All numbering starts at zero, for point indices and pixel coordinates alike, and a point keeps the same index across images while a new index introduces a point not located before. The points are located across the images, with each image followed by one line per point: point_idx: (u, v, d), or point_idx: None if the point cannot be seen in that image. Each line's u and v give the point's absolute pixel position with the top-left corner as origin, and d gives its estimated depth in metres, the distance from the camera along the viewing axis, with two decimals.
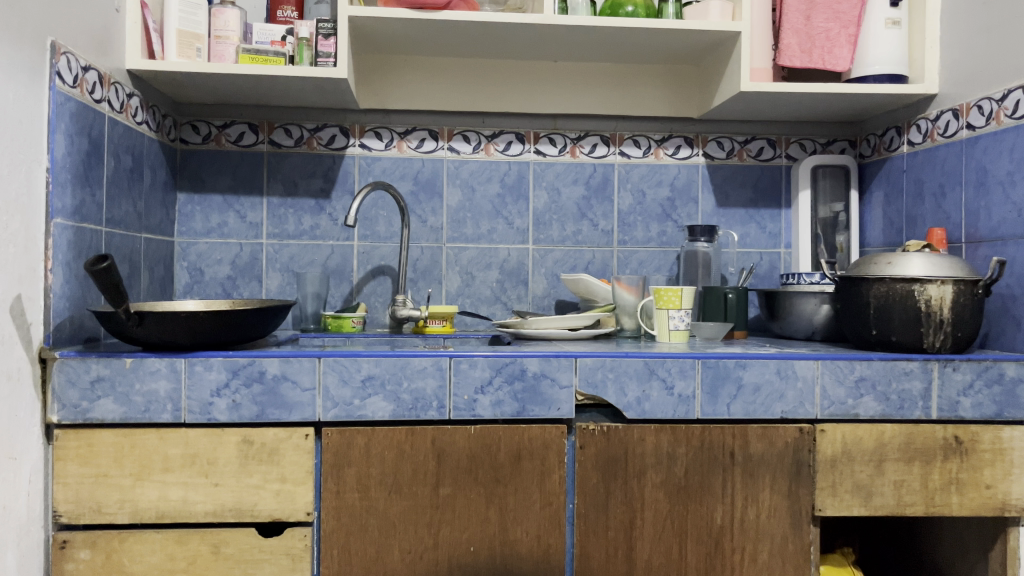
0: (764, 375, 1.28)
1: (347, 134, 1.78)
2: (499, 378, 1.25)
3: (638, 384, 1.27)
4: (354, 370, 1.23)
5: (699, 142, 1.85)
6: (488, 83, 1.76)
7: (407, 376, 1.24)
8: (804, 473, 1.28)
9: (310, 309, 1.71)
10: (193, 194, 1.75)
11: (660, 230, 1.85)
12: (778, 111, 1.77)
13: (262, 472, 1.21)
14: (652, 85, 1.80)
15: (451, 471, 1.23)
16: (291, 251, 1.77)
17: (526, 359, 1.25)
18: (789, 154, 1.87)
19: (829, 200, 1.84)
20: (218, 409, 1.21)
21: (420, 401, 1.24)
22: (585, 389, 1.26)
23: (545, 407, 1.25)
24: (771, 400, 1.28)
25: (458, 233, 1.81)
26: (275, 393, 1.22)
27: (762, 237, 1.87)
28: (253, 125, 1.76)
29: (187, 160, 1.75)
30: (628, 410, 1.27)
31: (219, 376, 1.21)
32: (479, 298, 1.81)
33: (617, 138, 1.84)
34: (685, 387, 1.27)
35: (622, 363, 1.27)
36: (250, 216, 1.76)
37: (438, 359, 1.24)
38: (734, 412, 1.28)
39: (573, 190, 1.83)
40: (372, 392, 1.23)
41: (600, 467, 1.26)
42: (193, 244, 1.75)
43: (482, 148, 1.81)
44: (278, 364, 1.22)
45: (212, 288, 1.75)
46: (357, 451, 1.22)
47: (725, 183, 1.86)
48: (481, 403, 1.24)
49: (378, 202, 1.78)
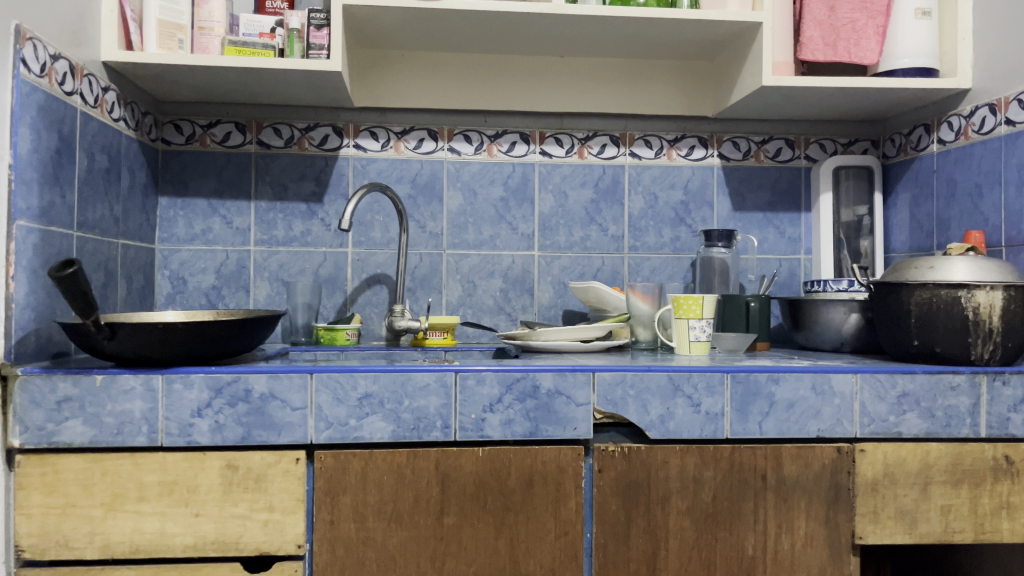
0: (799, 391, 1.17)
1: (340, 133, 1.67)
2: (510, 395, 1.13)
3: (661, 401, 1.16)
4: (350, 388, 1.11)
5: (714, 142, 1.75)
6: (492, 80, 1.66)
7: (408, 394, 1.12)
8: (842, 498, 1.16)
9: (302, 320, 1.60)
10: (175, 198, 1.63)
11: (673, 235, 1.74)
12: (799, 109, 1.67)
13: (248, 500, 1.09)
14: (665, 83, 1.70)
15: (456, 497, 1.12)
16: (280, 259, 1.66)
17: (539, 374, 1.14)
18: (809, 155, 1.77)
19: (851, 204, 1.74)
20: (199, 431, 1.09)
21: (423, 421, 1.12)
22: (604, 407, 1.15)
23: (560, 427, 1.14)
24: (807, 417, 1.17)
25: (459, 240, 1.70)
26: (262, 413, 1.10)
27: (781, 243, 1.77)
28: (240, 124, 1.65)
29: (169, 161, 1.63)
30: (651, 430, 1.16)
31: (200, 395, 1.09)
32: (481, 308, 1.70)
33: (627, 138, 1.73)
34: (712, 404, 1.16)
35: (645, 379, 1.16)
36: (236, 221, 1.65)
37: (442, 374, 1.12)
38: (766, 431, 1.17)
39: (581, 193, 1.73)
40: (369, 411, 1.11)
41: (620, 493, 1.14)
42: (176, 252, 1.63)
43: (484, 149, 1.70)
44: (266, 381, 1.10)
45: (196, 299, 1.63)
46: (352, 477, 1.10)
47: (742, 185, 1.76)
48: (490, 422, 1.13)
49: (374, 206, 1.67)
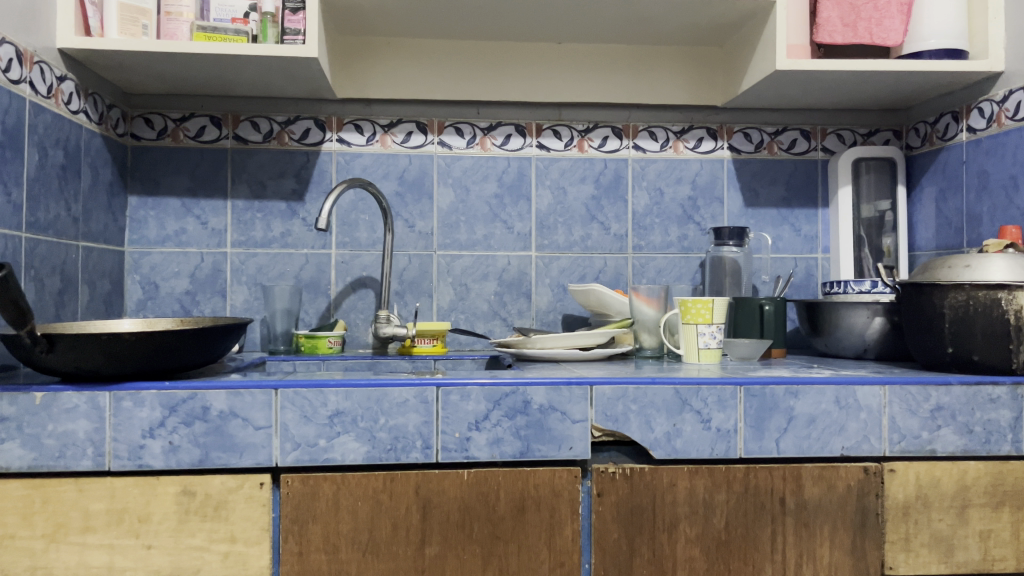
0: (820, 405, 1.05)
1: (322, 127, 1.56)
2: (498, 411, 1.02)
3: (666, 417, 1.04)
4: (320, 405, 0.99)
5: (724, 133, 1.63)
6: (485, 68, 1.55)
7: (384, 410, 1.00)
8: (869, 523, 1.05)
9: (281, 327, 1.49)
10: (146, 197, 1.53)
11: (681, 233, 1.62)
12: (816, 96, 1.55)
13: (206, 530, 0.98)
14: (670, 70, 1.59)
15: (439, 526, 1.00)
16: (259, 262, 1.55)
17: (531, 388, 1.02)
18: (825, 147, 1.65)
19: (873, 199, 1.60)
20: (151, 454, 0.98)
21: (401, 441, 1.00)
22: (603, 424, 1.03)
23: (554, 447, 1.02)
24: (829, 434, 1.05)
25: (450, 240, 1.58)
26: (221, 433, 0.98)
27: (797, 241, 1.64)
28: (215, 118, 1.54)
29: (138, 158, 1.53)
30: (655, 449, 1.03)
31: (152, 413, 0.98)
32: (475, 313, 1.59)
33: (630, 130, 1.62)
34: (724, 420, 1.04)
35: (648, 392, 1.04)
36: (212, 221, 1.54)
37: (422, 389, 1.01)
38: (784, 450, 1.04)
39: (581, 189, 1.61)
40: (341, 430, 1.00)
41: (622, 520, 1.03)
42: (147, 254, 1.52)
43: (477, 143, 1.59)
44: (225, 397, 0.98)
45: (168, 305, 1.52)
46: (323, 503, 0.99)
47: (754, 179, 1.64)
48: (475, 442, 1.01)
49: (358, 204, 1.56)
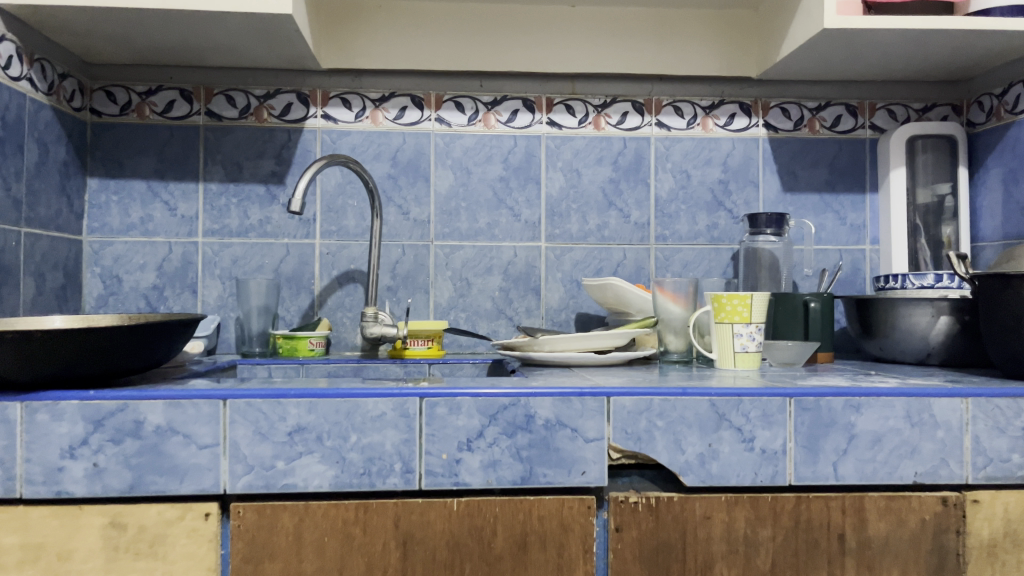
0: (887, 422, 0.86)
1: (306, 102, 1.39)
2: (494, 428, 0.83)
3: (700, 436, 0.85)
4: (278, 419, 0.82)
5: (759, 109, 1.45)
6: (488, 34, 1.38)
7: (356, 427, 0.82)
8: (949, 566, 0.86)
9: (257, 327, 1.32)
10: (108, 179, 1.36)
11: (710, 222, 1.44)
12: (865, 63, 1.36)
13: (140, 571, 0.81)
14: (698, 38, 1.40)
15: (422, 567, 0.82)
16: (234, 253, 1.38)
17: (535, 400, 0.84)
18: (874, 124, 1.46)
19: (930, 181, 1.41)
20: (71, 478, 0.80)
21: (376, 463, 0.82)
22: (623, 444, 0.84)
23: (563, 472, 0.84)
24: (899, 457, 0.86)
25: (450, 228, 1.41)
26: (157, 453, 0.81)
27: (842, 231, 1.45)
28: (185, 92, 1.38)
29: (100, 136, 1.36)
30: (686, 476, 0.85)
31: (73, 429, 0.80)
32: (477, 312, 1.41)
33: (653, 105, 1.44)
34: (770, 439, 0.85)
35: (677, 405, 0.85)
36: (181, 207, 1.37)
37: (402, 401, 0.83)
38: (844, 475, 0.85)
39: (598, 171, 1.43)
40: (303, 450, 0.82)
41: (646, 560, 0.84)
42: (108, 245, 1.36)
43: (480, 119, 1.41)
44: (162, 410, 0.81)
45: (133, 302, 1.36)
46: (281, 539, 0.81)
47: (793, 161, 1.45)
48: (467, 465, 0.83)
49: (346, 187, 1.39)
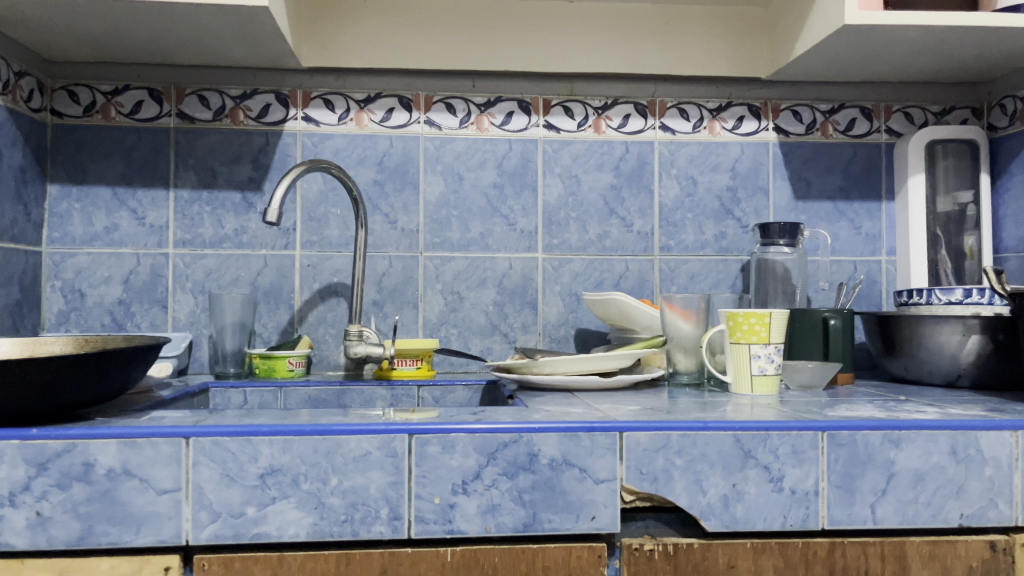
0: (930, 458, 0.77)
1: (285, 103, 1.29)
2: (493, 469, 0.74)
3: (723, 476, 0.76)
4: (248, 459, 0.72)
5: (768, 112, 1.36)
6: (481, 30, 1.29)
7: (337, 469, 0.73)
8: None
9: (232, 346, 1.22)
10: (70, 185, 1.26)
11: (718, 231, 1.35)
12: (883, 63, 1.27)
13: None
14: (705, 36, 1.32)
15: None
16: (208, 265, 1.28)
17: (539, 437, 0.74)
18: (890, 128, 1.38)
19: (951, 189, 1.32)
20: (11, 529, 0.70)
21: (359, 510, 0.73)
22: (637, 485, 0.75)
23: (570, 517, 0.74)
24: (943, 497, 0.77)
25: (440, 238, 1.31)
26: (109, 500, 0.71)
27: (857, 241, 1.37)
28: (154, 92, 1.28)
29: (61, 139, 1.26)
30: (707, 520, 0.76)
31: (13, 473, 0.70)
32: (470, 328, 1.31)
33: (656, 108, 1.35)
34: (801, 478, 0.76)
35: (698, 441, 0.76)
36: (150, 215, 1.27)
37: (389, 438, 0.73)
38: (883, 519, 0.77)
39: (598, 178, 1.34)
40: (278, 494, 0.72)
41: None
42: (71, 256, 1.25)
43: (473, 122, 1.32)
44: (115, 451, 0.71)
45: (97, 318, 1.26)
46: None
47: (805, 167, 1.36)
48: (462, 511, 0.74)
49: (328, 194, 1.29)
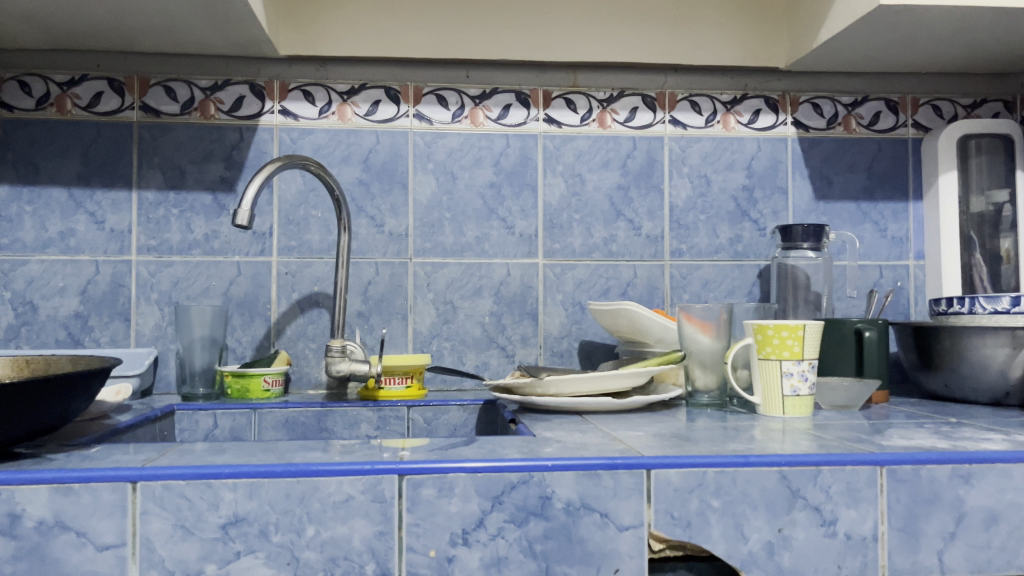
0: (1004, 496, 0.67)
1: (261, 95, 1.18)
2: (499, 515, 0.63)
3: (767, 520, 0.65)
4: (207, 507, 0.60)
5: (786, 105, 1.26)
6: (474, 15, 1.18)
7: (314, 517, 0.61)
8: None
9: (201, 362, 1.10)
10: (21, 186, 1.14)
11: (733, 234, 1.24)
12: (911, 52, 1.17)
13: None
14: (718, 23, 1.21)
15: None
16: (175, 274, 1.16)
17: (552, 476, 0.63)
18: (917, 122, 1.28)
19: (985, 187, 1.21)
20: None
21: (340, 565, 0.61)
22: (667, 532, 0.64)
23: (589, 571, 0.63)
24: (1020, 541, 0.67)
25: (431, 243, 1.20)
26: (40, 558, 0.59)
27: (882, 244, 1.26)
28: (115, 82, 1.16)
29: (11, 135, 1.14)
30: (749, 572, 0.64)
31: None
32: (465, 341, 1.20)
33: (666, 100, 1.24)
34: (857, 521, 0.65)
35: (737, 479, 0.65)
36: (111, 219, 1.15)
37: (376, 479, 0.62)
38: (952, 568, 0.66)
39: (603, 176, 1.23)
40: (243, 548, 0.61)
41: None
42: (22, 265, 1.13)
43: (466, 116, 1.21)
44: (47, 499, 0.59)
45: (52, 333, 1.13)
46: None
47: (827, 164, 1.26)
48: (463, 565, 0.62)
49: (308, 195, 1.18)
